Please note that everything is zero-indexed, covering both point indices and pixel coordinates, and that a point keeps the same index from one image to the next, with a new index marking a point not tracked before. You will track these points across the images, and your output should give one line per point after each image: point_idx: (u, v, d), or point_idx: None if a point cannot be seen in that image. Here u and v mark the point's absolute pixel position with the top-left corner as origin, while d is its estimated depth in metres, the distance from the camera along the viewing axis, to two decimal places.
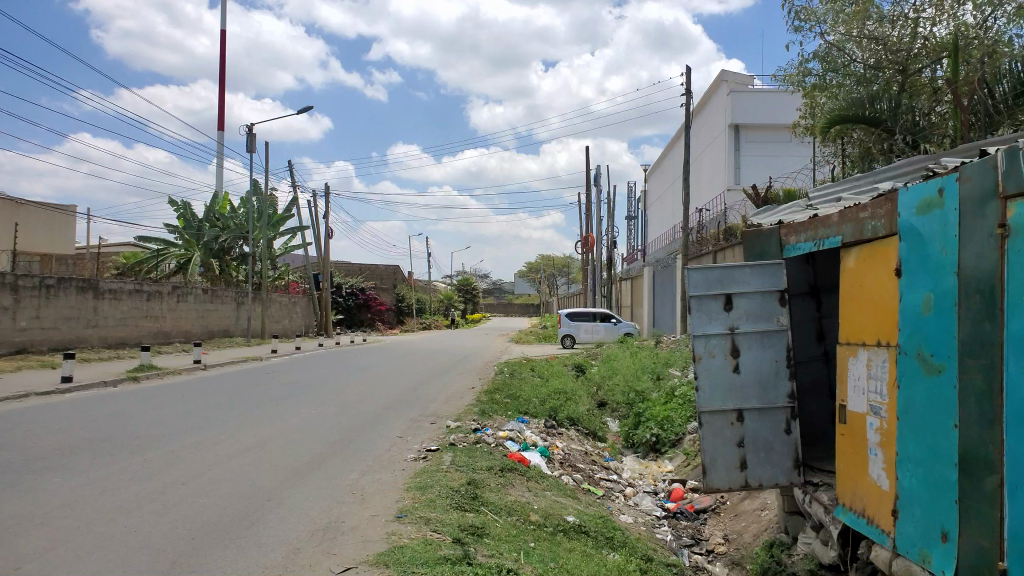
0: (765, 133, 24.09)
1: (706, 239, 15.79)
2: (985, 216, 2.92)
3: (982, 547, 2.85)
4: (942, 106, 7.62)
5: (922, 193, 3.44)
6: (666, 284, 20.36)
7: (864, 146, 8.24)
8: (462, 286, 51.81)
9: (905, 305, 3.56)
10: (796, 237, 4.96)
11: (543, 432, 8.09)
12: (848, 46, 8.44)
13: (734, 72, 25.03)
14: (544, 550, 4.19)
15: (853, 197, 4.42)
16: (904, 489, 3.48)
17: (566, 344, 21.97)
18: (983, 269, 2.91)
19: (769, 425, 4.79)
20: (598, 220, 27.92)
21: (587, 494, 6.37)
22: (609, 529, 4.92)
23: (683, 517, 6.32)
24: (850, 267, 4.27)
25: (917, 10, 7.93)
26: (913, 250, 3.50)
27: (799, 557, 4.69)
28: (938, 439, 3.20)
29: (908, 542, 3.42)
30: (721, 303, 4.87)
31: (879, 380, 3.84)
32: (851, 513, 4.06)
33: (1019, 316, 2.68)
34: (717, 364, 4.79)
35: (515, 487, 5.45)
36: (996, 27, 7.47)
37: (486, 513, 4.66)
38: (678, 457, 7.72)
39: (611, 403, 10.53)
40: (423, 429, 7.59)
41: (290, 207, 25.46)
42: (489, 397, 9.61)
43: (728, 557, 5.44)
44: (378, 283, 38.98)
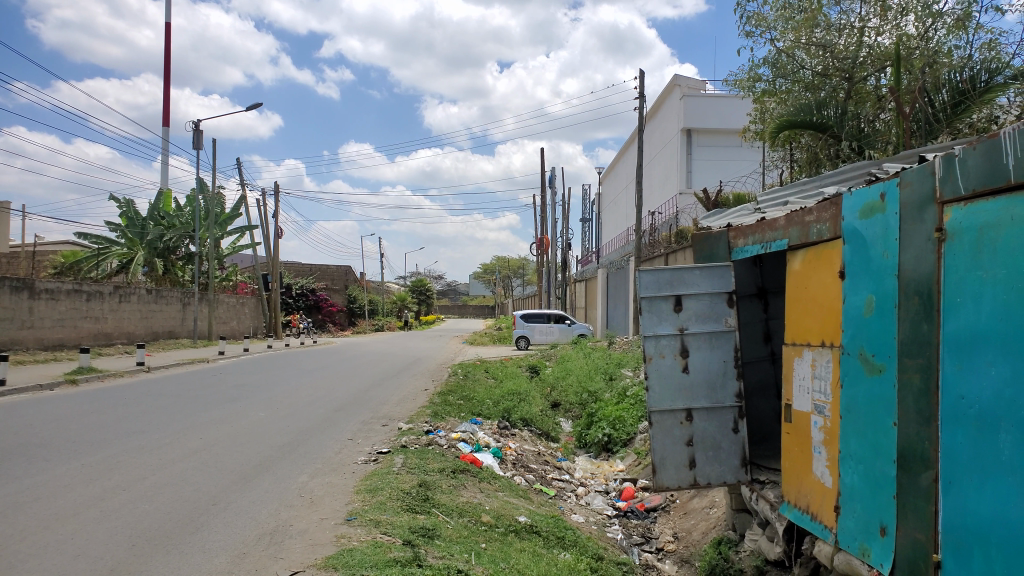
0: (716, 137, 24.52)
1: (658, 241, 16.01)
2: (924, 221, 3.01)
3: (918, 540, 2.94)
4: (886, 113, 7.91)
5: (865, 198, 3.54)
6: (619, 286, 20.58)
7: (812, 152, 8.44)
8: (416, 287, 51.52)
9: (848, 306, 3.66)
10: (743, 240, 5.06)
11: (496, 433, 8.08)
12: (797, 53, 8.55)
13: (687, 76, 25.39)
14: (495, 551, 4.17)
15: (799, 201, 4.53)
16: (846, 486, 3.57)
17: (521, 345, 21.99)
18: (921, 272, 3.00)
19: (717, 425, 4.88)
20: (552, 221, 28.03)
21: (539, 494, 6.38)
22: (560, 529, 4.93)
23: (634, 516, 6.39)
24: (796, 270, 4.37)
25: (862, 20, 8.10)
26: (857, 253, 3.59)
27: (746, 554, 4.78)
28: (878, 437, 3.29)
29: (850, 537, 3.52)
30: (671, 304, 4.93)
31: (823, 379, 3.93)
32: (796, 510, 4.15)
33: (954, 318, 2.77)
34: (667, 364, 4.86)
35: (468, 489, 5.44)
36: (936, 37, 7.70)
37: (437, 514, 4.63)
38: (629, 457, 7.81)
39: (564, 404, 10.58)
40: (375, 431, 7.52)
41: (238, 205, 24.95)
42: (442, 399, 9.56)
43: (677, 554, 5.51)
44: (329, 284, 38.46)
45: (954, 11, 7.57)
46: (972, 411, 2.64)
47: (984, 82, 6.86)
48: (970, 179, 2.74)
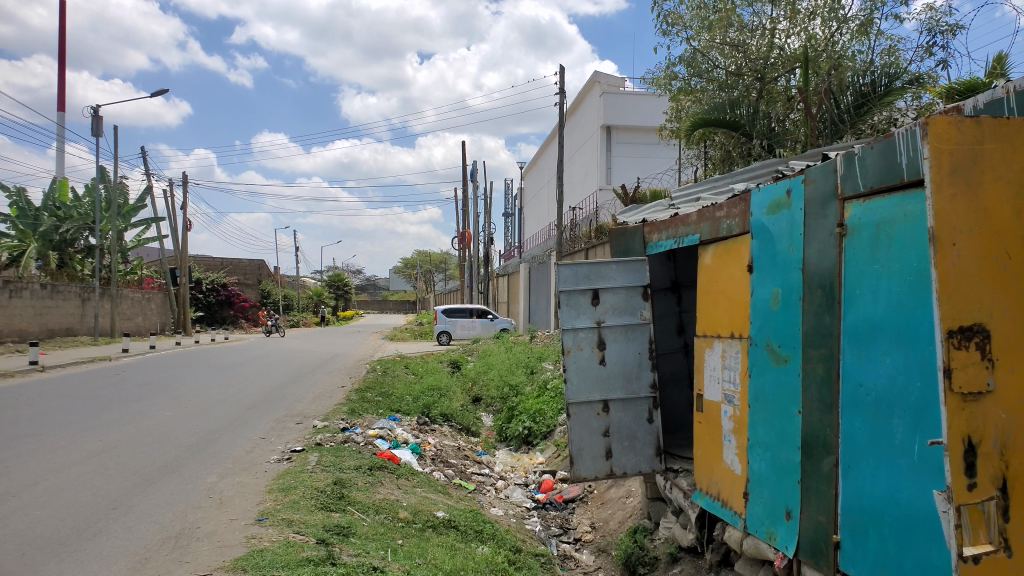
0: (635, 135, 24.98)
1: (578, 236, 16.20)
2: (827, 217, 3.12)
3: (820, 522, 3.07)
4: (796, 114, 8.22)
5: (772, 194, 3.66)
6: (541, 280, 20.76)
7: (725, 150, 8.68)
8: (333, 281, 50.61)
9: (755, 299, 3.79)
10: (657, 234, 5.15)
11: (415, 429, 8.00)
12: (712, 53, 8.73)
13: (607, 73, 25.76)
14: (412, 547, 4.13)
15: (711, 197, 4.64)
16: (754, 472, 3.70)
17: (443, 341, 21.84)
18: (824, 266, 3.12)
19: (633, 415, 4.97)
20: (474, 216, 27.95)
21: (457, 489, 6.35)
22: (478, 523, 4.92)
23: (553, 507, 6.45)
24: (707, 263, 4.48)
25: (773, 22, 8.32)
26: (764, 248, 3.71)
27: (661, 541, 4.88)
28: (783, 425, 3.41)
29: (757, 522, 3.64)
30: (589, 297, 4.99)
31: (732, 369, 4.05)
32: (708, 497, 4.27)
33: (854, 309, 2.88)
34: (584, 357, 4.92)
35: (384, 486, 5.36)
36: (841, 41, 8.02)
37: (352, 512, 4.54)
38: (549, 449, 7.89)
39: (486, 398, 10.58)
40: (288, 430, 7.33)
41: (143, 196, 23.83)
42: (360, 396, 9.40)
43: (594, 544, 5.59)
44: (242, 279, 37.26)
45: (858, 17, 7.95)
46: (869, 399, 2.76)
47: (883, 86, 7.29)
48: (868, 177, 2.84)
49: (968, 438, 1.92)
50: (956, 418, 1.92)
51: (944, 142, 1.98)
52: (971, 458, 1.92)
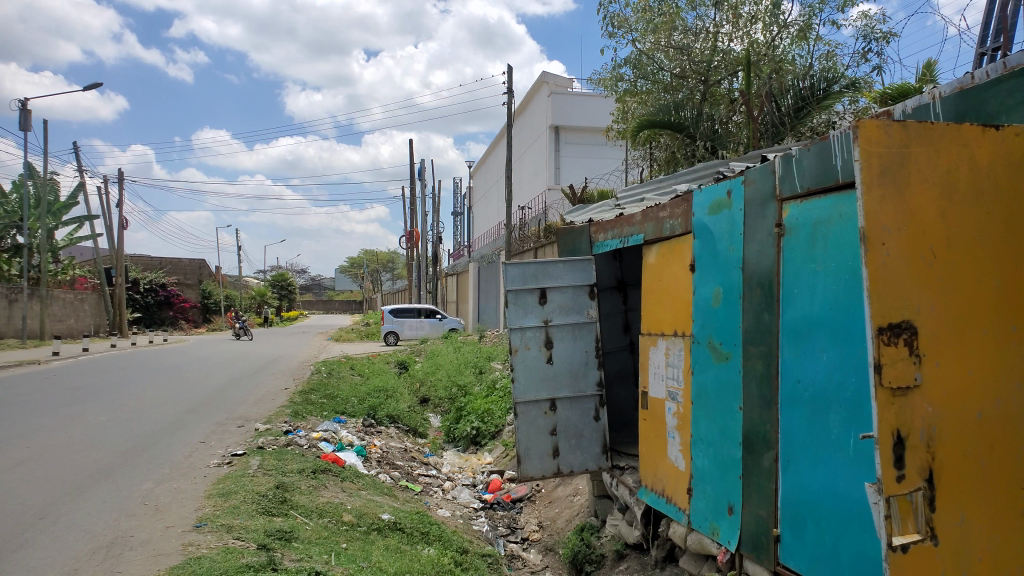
0: (583, 135, 25.18)
1: (527, 236, 16.24)
2: (766, 217, 3.19)
3: (761, 516, 3.13)
4: (738, 116, 8.41)
5: (713, 195, 3.71)
6: (491, 280, 20.80)
7: (670, 152, 8.80)
8: (276, 281, 49.62)
9: (698, 297, 3.84)
10: (603, 234, 5.19)
11: (360, 431, 7.90)
12: (657, 55, 8.81)
13: (555, 73, 25.90)
14: (356, 550, 4.07)
15: (655, 197, 4.70)
16: (697, 468, 3.75)
17: (390, 341, 21.60)
18: (763, 265, 3.18)
19: (580, 413, 4.99)
20: (422, 215, 27.75)
21: (404, 491, 6.30)
22: (424, 524, 4.88)
23: (500, 507, 6.46)
24: (652, 263, 4.53)
25: (716, 25, 8.47)
26: (706, 247, 3.77)
27: (607, 539, 4.91)
28: (725, 421, 3.47)
29: (700, 517, 3.69)
30: (536, 297, 5.01)
31: (676, 367, 4.11)
32: (653, 493, 4.32)
33: (792, 307, 2.94)
34: (532, 356, 4.94)
35: (329, 489, 5.28)
36: (782, 45, 8.22)
37: (295, 516, 4.46)
38: (497, 449, 7.90)
39: (434, 399, 10.53)
40: (230, 433, 7.16)
41: (76, 193, 22.96)
42: (304, 397, 9.25)
43: (542, 543, 5.61)
44: (182, 278, 36.25)
45: (797, 22, 8.16)
46: (806, 394, 2.82)
47: (822, 90, 7.46)
48: (805, 178, 2.89)
49: (896, 431, 1.98)
50: (886, 412, 1.98)
51: (874, 144, 2.03)
52: (900, 450, 1.97)
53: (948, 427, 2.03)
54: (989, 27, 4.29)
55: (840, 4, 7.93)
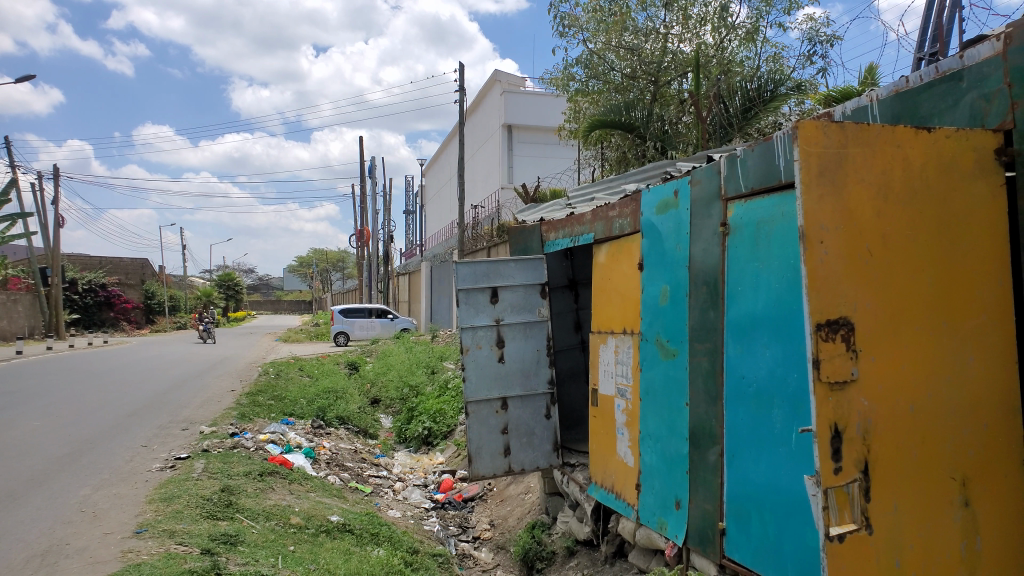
0: (536, 134, 25.25)
1: (480, 235, 16.22)
2: (711, 216, 3.24)
3: (707, 510, 3.18)
4: (687, 116, 8.47)
5: (660, 195, 3.76)
6: (444, 279, 20.72)
7: (621, 152, 8.87)
8: (222, 281, 48.46)
9: (645, 295, 3.89)
10: (554, 233, 5.21)
11: (309, 433, 7.78)
12: (608, 55, 8.90)
13: (507, 72, 25.91)
14: (304, 553, 4.01)
15: (604, 196, 4.74)
16: (646, 464, 3.80)
17: (340, 341, 21.32)
18: (709, 264, 3.24)
19: (531, 412, 5.01)
20: (373, 214, 27.46)
21: (354, 493, 6.23)
22: (374, 525, 4.83)
23: (452, 507, 6.44)
24: (601, 262, 4.57)
25: (666, 27, 8.59)
26: (654, 246, 3.82)
27: (558, 536, 4.93)
28: (672, 417, 3.52)
29: (649, 512, 3.74)
30: (487, 296, 5.00)
31: (625, 364, 4.15)
32: (602, 490, 4.35)
33: (736, 305, 3.00)
34: (483, 355, 4.93)
35: (276, 491, 5.19)
36: (730, 47, 8.37)
37: (241, 520, 4.37)
38: (449, 449, 7.88)
39: (385, 399, 10.43)
40: (173, 437, 6.97)
41: (8, 189, 22.06)
42: (251, 399, 9.06)
43: (493, 541, 5.61)
44: (124, 278, 35.15)
45: (745, 24, 8.31)
46: (750, 390, 2.88)
47: (769, 92, 7.62)
48: (749, 178, 2.95)
49: (834, 425, 2.03)
50: (824, 406, 2.03)
51: (812, 145, 2.08)
52: (837, 443, 2.02)
53: (882, 420, 2.09)
54: (926, 33, 4.42)
55: (786, 7, 8.12)
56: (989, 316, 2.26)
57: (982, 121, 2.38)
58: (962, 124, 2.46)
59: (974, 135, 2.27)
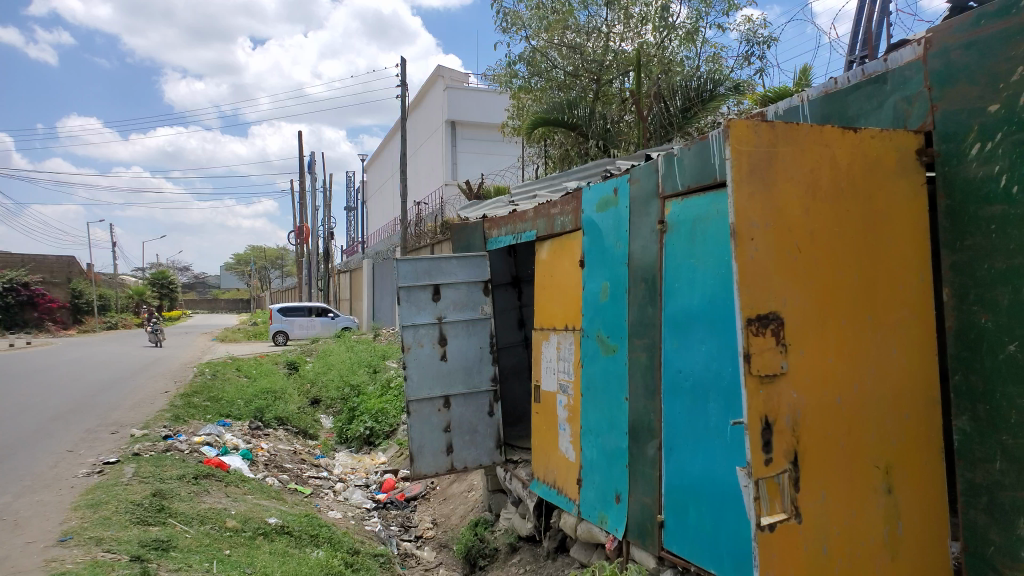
0: (479, 131, 25.20)
1: (422, 231, 16.11)
2: (649, 214, 3.28)
3: (646, 503, 3.23)
4: (629, 115, 8.57)
5: (601, 192, 3.80)
6: (386, 277, 20.53)
7: (564, 149, 8.93)
8: (155, 279, 46.87)
9: (586, 292, 3.93)
10: (496, 230, 5.21)
11: (246, 434, 7.61)
12: (551, 53, 8.93)
13: (450, 68, 25.77)
14: (240, 556, 3.92)
15: (546, 193, 4.76)
16: (587, 459, 3.83)
17: (279, 341, 20.91)
18: (647, 260, 3.28)
19: (473, 409, 5.00)
20: (314, 210, 26.98)
21: (293, 494, 6.12)
22: (314, 526, 4.75)
23: (394, 506, 6.38)
24: (543, 259, 4.59)
25: (608, 25, 8.67)
26: (594, 244, 3.85)
27: (501, 532, 4.93)
28: (613, 412, 3.56)
29: (590, 507, 3.77)
30: (429, 293, 4.97)
31: (566, 360, 4.18)
32: (544, 485, 4.37)
33: (673, 301, 3.04)
34: (425, 353, 4.89)
35: (211, 494, 5.06)
36: (670, 47, 8.48)
37: (173, 525, 4.25)
38: (391, 449, 7.83)
39: (325, 399, 10.32)
40: (101, 440, 6.72)
41: None
42: (185, 401, 8.80)
43: (436, 540, 5.59)
44: (49, 276, 33.71)
45: (685, 25, 8.44)
46: (687, 384, 2.92)
47: (708, 92, 7.79)
48: (685, 176, 2.99)
49: (764, 416, 2.08)
50: (755, 399, 2.07)
51: (743, 144, 2.12)
52: (768, 435, 2.07)
53: (811, 412, 2.15)
54: (857, 37, 4.56)
55: (725, 8, 8.28)
56: (910, 310, 2.35)
57: (904, 123, 2.48)
58: (885, 126, 2.55)
59: (897, 136, 2.35)
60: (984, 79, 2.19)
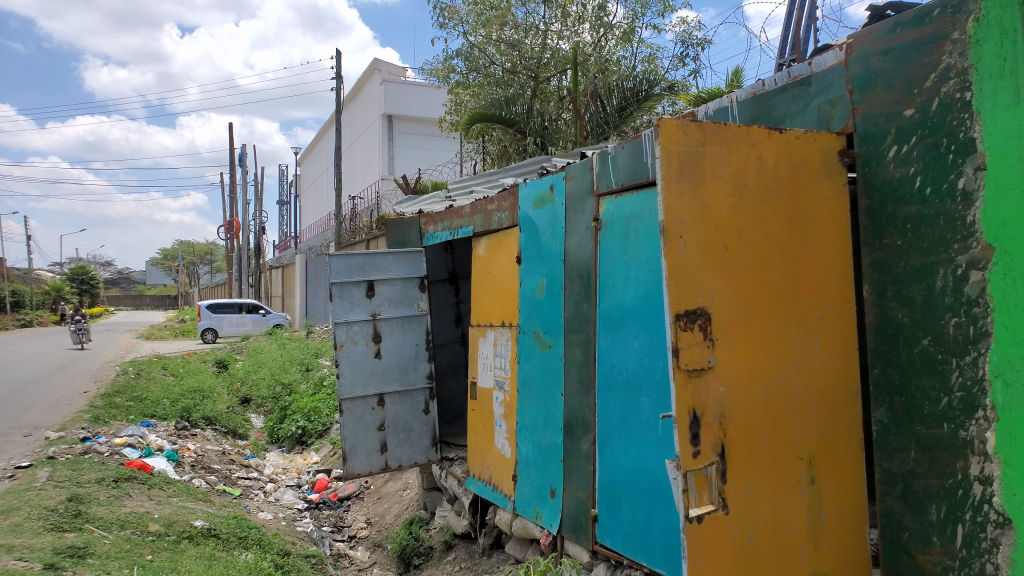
0: (416, 125, 24.97)
1: (358, 226, 15.86)
2: (584, 212, 3.30)
3: (580, 498, 3.25)
4: (567, 113, 8.63)
5: (537, 189, 3.80)
6: (321, 273, 20.17)
7: (503, 146, 8.93)
8: (75, 275, 44.91)
9: (523, 289, 3.93)
10: (433, 226, 5.16)
11: (172, 435, 7.37)
12: (488, 49, 8.92)
13: (387, 62, 25.45)
14: (163, 562, 3.79)
15: (483, 189, 4.74)
16: (522, 455, 3.84)
17: (208, 339, 20.28)
18: (582, 257, 3.31)
19: (408, 407, 4.96)
20: (245, 204, 26.27)
21: (221, 496, 5.94)
22: (242, 528, 4.63)
23: (327, 506, 6.27)
24: (480, 255, 4.57)
25: (546, 23, 8.70)
26: (530, 240, 3.86)
27: (436, 530, 4.89)
28: (548, 407, 3.58)
29: (525, 503, 3.77)
30: (363, 289, 4.89)
31: (503, 356, 4.18)
32: (480, 482, 4.36)
33: (607, 297, 3.07)
34: (358, 351, 4.82)
35: (133, 498, 4.87)
36: (607, 46, 8.56)
37: (91, 531, 4.08)
38: (324, 448, 7.71)
39: (256, 398, 10.03)
40: (12, 444, 6.39)
41: None
42: (106, 401, 8.45)
43: (370, 540, 5.52)
44: None
45: (621, 25, 8.53)
46: (620, 378, 2.95)
47: (644, 92, 7.84)
48: (619, 174, 3.02)
49: (692, 410, 2.11)
50: (684, 392, 2.10)
51: (673, 143, 2.14)
52: (696, 428, 2.10)
53: (737, 405, 2.20)
54: (786, 42, 4.69)
55: (660, 10, 8.41)
56: (833, 305, 2.43)
57: (828, 124, 2.56)
58: (810, 127, 2.63)
59: (821, 137, 2.42)
60: (900, 85, 2.28)
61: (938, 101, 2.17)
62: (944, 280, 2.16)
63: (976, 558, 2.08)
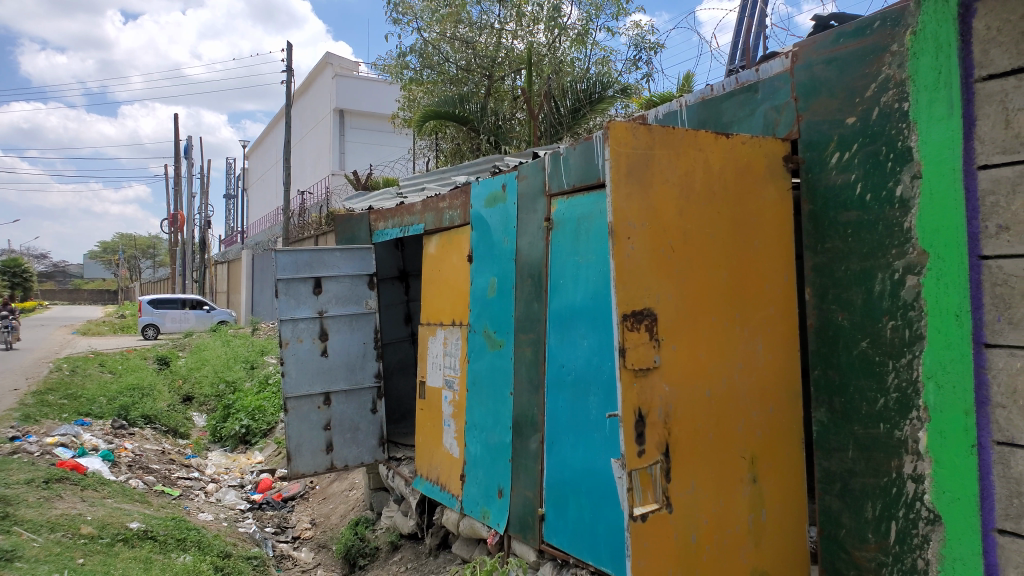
0: (368, 121, 24.69)
1: (306, 222, 15.59)
2: (536, 211, 3.30)
3: (527, 497, 3.25)
4: (520, 112, 8.62)
5: (489, 187, 3.79)
6: (269, 269, 19.81)
7: (456, 144, 8.90)
8: (8, 268, 43.14)
9: (473, 287, 3.91)
10: (383, 223, 5.10)
11: (108, 434, 7.13)
12: (443, 46, 8.88)
13: (339, 56, 25.11)
14: (95, 565, 3.66)
15: (434, 187, 4.70)
16: (470, 454, 3.82)
17: (149, 335, 19.70)
18: (534, 257, 3.30)
19: (355, 406, 4.89)
20: (190, 197, 25.61)
21: (159, 497, 5.77)
22: (180, 530, 4.50)
23: (270, 507, 6.14)
24: (431, 253, 4.54)
25: (500, 22, 8.69)
26: (482, 239, 3.84)
27: (382, 531, 4.84)
28: (497, 406, 3.57)
29: (472, 502, 3.75)
30: (310, 286, 4.81)
31: (452, 355, 4.15)
32: (427, 482, 4.33)
33: (557, 296, 3.07)
34: (304, 349, 4.74)
35: (64, 500, 4.69)
36: (562, 48, 8.48)
37: (19, 533, 3.91)
38: (268, 448, 7.57)
39: (198, 396, 9.78)
40: None
41: None
42: (38, 399, 8.13)
43: (314, 541, 5.43)
44: None
45: (575, 26, 8.55)
46: (569, 378, 2.96)
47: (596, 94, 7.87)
48: (571, 175, 3.02)
49: (638, 409, 2.12)
50: (629, 392, 2.11)
51: (622, 145, 2.16)
52: (641, 427, 2.12)
53: (682, 405, 2.22)
54: (736, 49, 4.77)
55: (614, 13, 8.47)
56: (776, 308, 2.47)
57: (773, 130, 2.61)
58: (757, 133, 2.67)
59: (766, 143, 2.46)
60: (842, 94, 2.34)
61: (878, 110, 2.23)
62: (882, 284, 2.22)
63: (908, 553, 2.14)
